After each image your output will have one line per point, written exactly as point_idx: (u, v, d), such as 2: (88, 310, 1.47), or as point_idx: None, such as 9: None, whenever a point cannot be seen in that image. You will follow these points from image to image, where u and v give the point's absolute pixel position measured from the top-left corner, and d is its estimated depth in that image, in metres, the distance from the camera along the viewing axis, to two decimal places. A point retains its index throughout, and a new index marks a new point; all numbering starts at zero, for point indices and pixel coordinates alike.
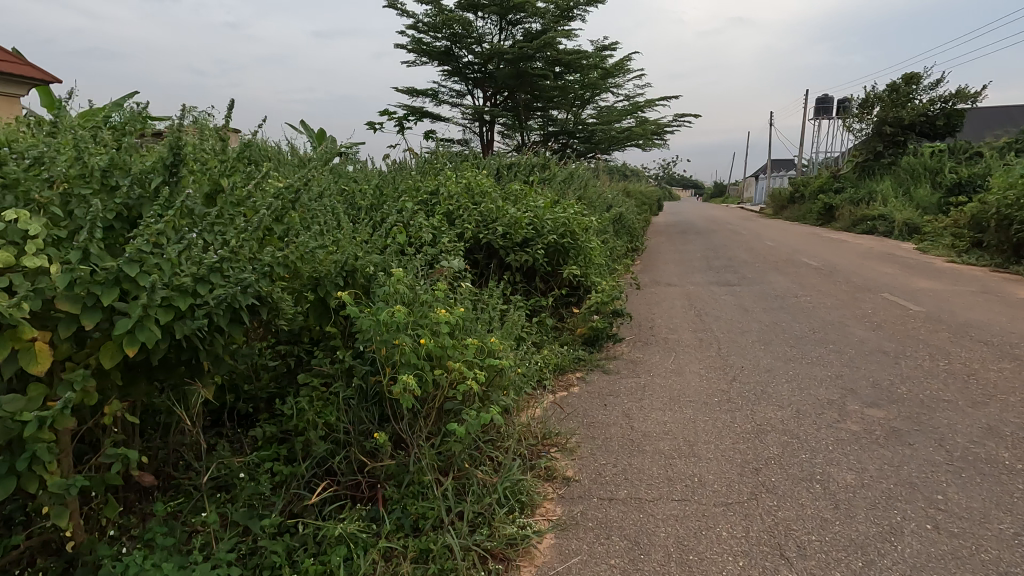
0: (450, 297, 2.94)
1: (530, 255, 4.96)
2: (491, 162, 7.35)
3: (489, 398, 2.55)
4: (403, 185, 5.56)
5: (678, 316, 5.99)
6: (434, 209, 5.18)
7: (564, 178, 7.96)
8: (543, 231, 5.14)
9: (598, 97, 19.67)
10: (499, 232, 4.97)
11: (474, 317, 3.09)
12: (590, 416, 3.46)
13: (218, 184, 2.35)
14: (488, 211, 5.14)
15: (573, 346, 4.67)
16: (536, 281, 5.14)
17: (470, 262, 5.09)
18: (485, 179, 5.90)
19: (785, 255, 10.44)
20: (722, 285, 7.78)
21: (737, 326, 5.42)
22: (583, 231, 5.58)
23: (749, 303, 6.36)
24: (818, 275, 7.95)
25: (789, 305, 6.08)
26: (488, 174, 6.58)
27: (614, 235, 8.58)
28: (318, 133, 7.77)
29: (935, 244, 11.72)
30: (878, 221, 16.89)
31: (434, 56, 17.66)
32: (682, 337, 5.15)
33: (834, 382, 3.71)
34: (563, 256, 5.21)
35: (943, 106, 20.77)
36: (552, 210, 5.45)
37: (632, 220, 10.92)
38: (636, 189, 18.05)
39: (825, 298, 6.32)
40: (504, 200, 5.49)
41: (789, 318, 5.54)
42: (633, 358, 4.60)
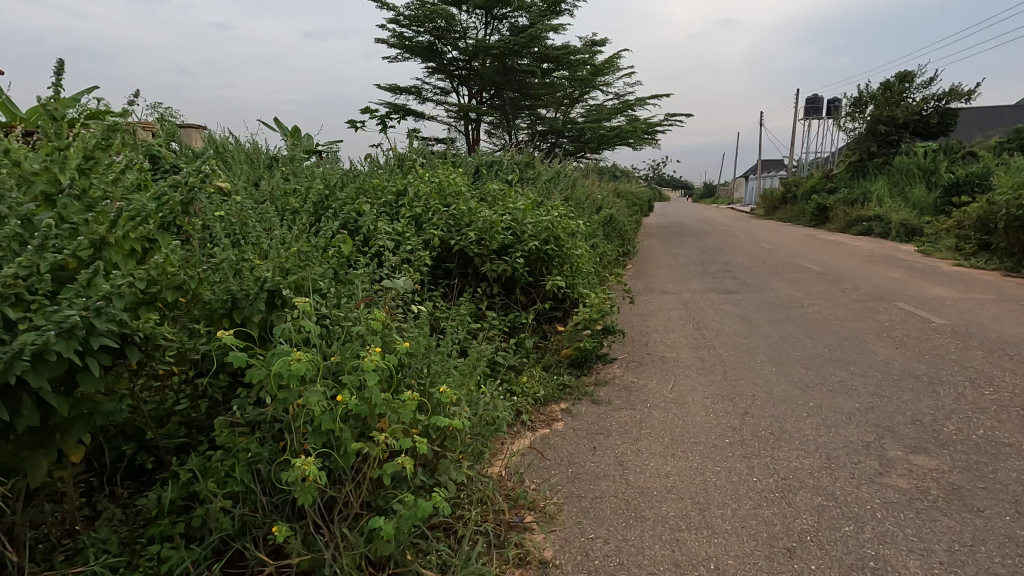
0: (395, 328, 2.28)
1: (507, 264, 4.34)
2: (470, 159, 6.72)
3: (437, 471, 1.93)
4: (365, 184, 4.93)
5: (676, 329, 5.41)
6: (399, 212, 4.55)
7: (550, 177, 7.34)
8: (524, 236, 4.52)
9: (587, 95, 19.15)
10: (472, 237, 4.35)
11: (428, 352, 2.43)
12: (575, 465, 2.85)
13: (55, 181, 1.88)
14: (461, 214, 4.51)
15: (558, 369, 4.07)
16: (516, 294, 4.52)
17: (441, 272, 4.47)
18: (460, 178, 5.28)
19: (785, 259, 9.89)
20: (721, 292, 7.22)
21: (742, 341, 4.84)
22: (570, 235, 4.97)
23: (753, 314, 5.79)
24: (823, 281, 7.40)
25: (798, 317, 5.51)
26: (465, 173, 5.95)
27: (604, 238, 7.97)
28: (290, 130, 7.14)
29: (938, 247, 11.25)
30: (874, 222, 16.46)
31: (417, 52, 17.05)
32: (681, 356, 4.57)
33: (865, 417, 3.14)
34: (546, 265, 4.60)
35: (937, 104, 20.41)
36: (534, 212, 4.82)
37: (623, 221, 10.35)
38: (627, 190, 17.50)
39: (836, 308, 5.76)
40: (479, 202, 4.88)
41: (800, 332, 4.97)
42: (626, 384, 4.00)
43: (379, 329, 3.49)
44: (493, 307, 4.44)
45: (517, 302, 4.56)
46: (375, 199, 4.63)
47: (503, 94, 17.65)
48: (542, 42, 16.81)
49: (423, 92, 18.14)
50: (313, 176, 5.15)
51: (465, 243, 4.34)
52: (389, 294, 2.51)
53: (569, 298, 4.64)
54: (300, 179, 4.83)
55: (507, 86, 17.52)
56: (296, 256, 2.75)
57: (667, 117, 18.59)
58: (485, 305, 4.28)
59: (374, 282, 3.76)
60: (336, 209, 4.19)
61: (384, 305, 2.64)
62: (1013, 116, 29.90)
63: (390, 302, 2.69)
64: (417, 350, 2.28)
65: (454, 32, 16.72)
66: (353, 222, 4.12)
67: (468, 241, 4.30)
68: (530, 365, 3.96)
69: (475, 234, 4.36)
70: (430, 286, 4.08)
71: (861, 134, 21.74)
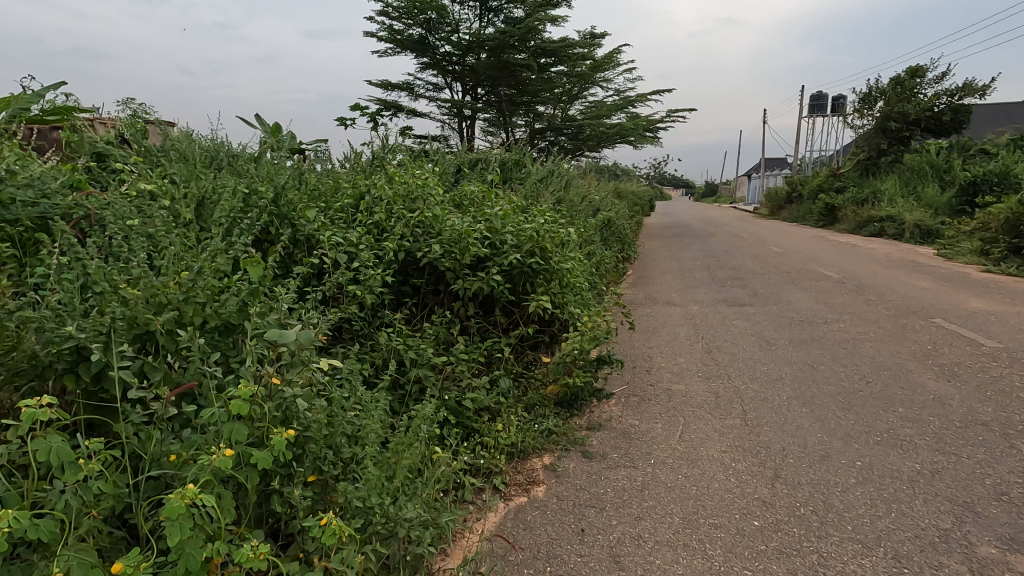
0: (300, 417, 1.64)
1: (480, 280, 3.65)
2: (451, 157, 6.02)
3: None
4: (321, 187, 4.26)
5: (684, 352, 4.70)
6: (357, 219, 3.88)
7: (541, 178, 6.64)
8: (503, 246, 3.83)
9: (586, 91, 18.46)
10: (437, 247, 3.66)
11: (345, 444, 1.81)
12: (555, 562, 2.15)
13: None
14: (427, 218, 3.83)
15: (543, 410, 3.39)
16: (495, 316, 3.83)
17: (402, 292, 3.83)
18: (433, 178, 4.57)
19: (798, 265, 9.18)
20: (732, 304, 6.51)
21: (762, 368, 4.15)
22: (562, 244, 4.26)
23: (771, 333, 5.09)
24: (844, 292, 6.68)
25: (823, 337, 4.81)
26: (442, 174, 5.25)
27: (602, 244, 7.27)
28: (273, 129, 6.50)
29: (960, 250, 10.54)
30: (887, 223, 15.73)
31: (409, 46, 16.36)
32: (691, 389, 3.88)
33: (933, 487, 2.44)
34: (529, 280, 3.90)
35: (950, 100, 19.66)
36: (517, 217, 4.11)
37: (624, 224, 9.66)
38: (628, 190, 16.76)
39: (865, 327, 5.05)
40: (453, 206, 4.18)
41: (828, 357, 4.28)
42: (624, 428, 3.31)
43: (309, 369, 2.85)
44: (464, 334, 3.77)
45: (495, 326, 3.87)
46: (328, 206, 3.97)
47: (498, 90, 16.97)
48: (538, 35, 16.09)
49: (416, 88, 17.47)
50: (263, 174, 4.48)
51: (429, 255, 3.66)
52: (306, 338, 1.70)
53: (559, 318, 3.95)
54: (244, 180, 4.17)
55: (502, 81, 16.81)
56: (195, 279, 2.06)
57: (669, 113, 17.87)
58: (455, 331, 3.60)
59: (308, 313, 3.14)
60: (278, 216, 3.58)
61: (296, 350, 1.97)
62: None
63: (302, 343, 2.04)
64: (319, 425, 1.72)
65: (446, 25, 16.02)
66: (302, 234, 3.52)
67: (436, 252, 3.59)
68: (509, 405, 3.28)
69: (440, 241, 3.69)
70: (387, 313, 3.43)
71: (871, 131, 21.00)
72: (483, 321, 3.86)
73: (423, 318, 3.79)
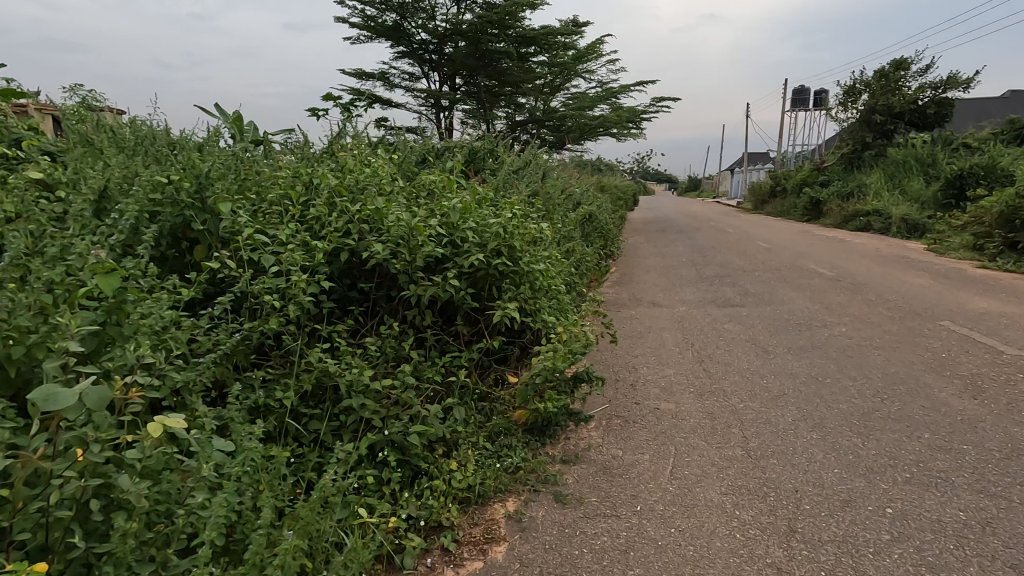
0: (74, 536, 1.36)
1: (434, 285, 3.12)
2: (415, 145, 5.44)
3: None
4: (256, 177, 3.70)
5: (672, 362, 4.21)
6: (293, 215, 3.33)
7: (515, 169, 6.10)
8: (461, 244, 3.29)
9: (568, 82, 17.92)
10: (382, 245, 3.10)
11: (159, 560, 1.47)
12: None
13: None
14: (366, 206, 3.22)
15: (510, 439, 2.85)
16: (456, 325, 3.30)
17: (344, 301, 3.32)
18: (388, 167, 4.01)
19: (789, 261, 8.76)
20: (722, 304, 6.04)
21: (761, 382, 3.67)
22: (534, 242, 3.72)
23: (767, 339, 4.62)
24: (841, 290, 6.26)
25: (825, 345, 4.35)
26: (401, 163, 4.68)
27: (582, 240, 6.76)
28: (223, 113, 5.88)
29: (951, 245, 10.24)
30: (873, 217, 15.47)
31: (383, 33, 15.65)
32: (682, 407, 3.39)
33: (987, 547, 1.97)
34: (493, 284, 3.36)
35: (934, 93, 19.49)
36: (482, 210, 3.57)
37: (606, 219, 9.15)
38: (611, 183, 16.28)
39: (869, 331, 4.61)
40: (408, 198, 3.62)
41: (834, 368, 3.81)
42: (605, 462, 2.80)
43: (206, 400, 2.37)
44: (418, 347, 3.24)
45: (455, 338, 3.34)
46: (257, 199, 3.45)
47: (477, 80, 16.35)
48: (517, 22, 15.47)
49: (392, 78, 16.78)
50: (191, 160, 3.90)
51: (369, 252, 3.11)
52: (97, 400, 1.44)
53: (529, 328, 3.43)
54: (164, 168, 3.60)
55: (481, 70, 16.19)
56: (5, 291, 1.59)
57: (653, 104, 17.41)
58: (407, 345, 3.07)
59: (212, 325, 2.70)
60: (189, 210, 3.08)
61: (123, 396, 1.63)
62: (999, 107, 29.40)
63: (142, 381, 1.69)
64: (130, 514, 1.45)
65: (421, 11, 15.33)
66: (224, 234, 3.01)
67: (381, 248, 3.01)
68: (467, 434, 2.76)
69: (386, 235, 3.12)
70: (320, 328, 2.91)
71: (855, 125, 20.80)
72: (441, 332, 3.33)
73: (370, 330, 3.27)
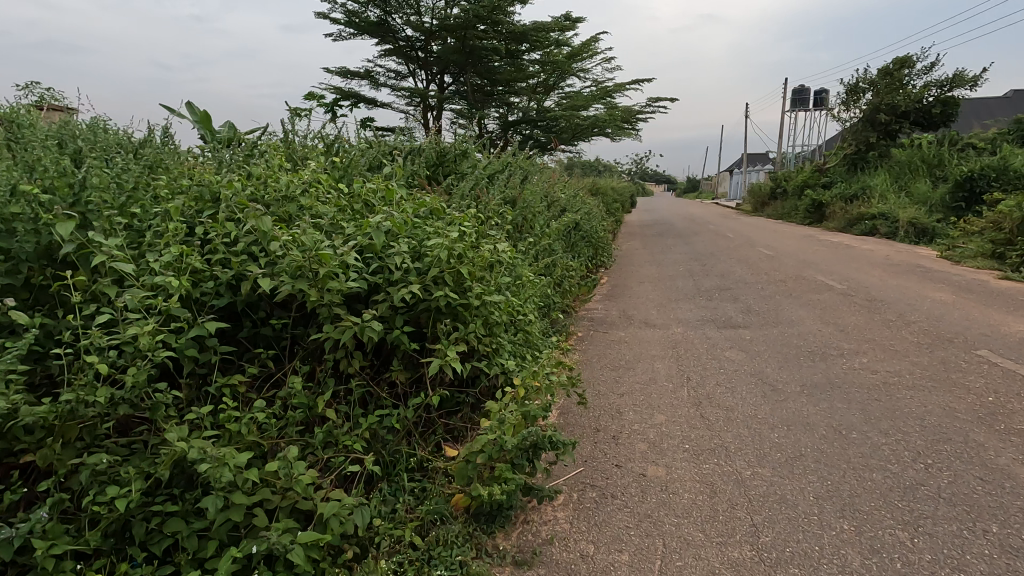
0: None
1: (352, 325, 2.45)
2: (371, 147, 4.78)
3: None
4: (154, 188, 3.04)
5: (663, 407, 3.52)
6: (188, 235, 2.67)
7: (487, 174, 5.41)
8: (390, 271, 2.60)
9: (561, 80, 17.28)
10: (282, 272, 2.41)
11: None
12: None
13: None
14: (261, 219, 2.46)
15: (445, 532, 2.17)
16: (388, 374, 2.63)
17: (253, 340, 2.72)
18: (320, 174, 3.35)
19: (794, 272, 8.09)
20: (722, 326, 5.36)
21: (772, 437, 2.99)
22: (493, 265, 3.04)
23: (776, 373, 3.95)
24: (855, 309, 5.59)
25: (846, 383, 3.67)
26: (344, 169, 4.00)
27: (566, 252, 6.09)
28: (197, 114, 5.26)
29: (966, 252, 9.59)
30: (880, 221, 14.81)
31: (367, 30, 15.00)
32: (671, 473, 2.72)
33: None
34: (436, 320, 2.70)
35: (940, 91, 18.87)
36: (426, 226, 2.89)
37: (597, 225, 8.48)
38: (606, 186, 15.59)
39: (895, 365, 3.94)
40: (337, 210, 2.95)
41: (859, 417, 3.14)
42: (572, 566, 2.11)
43: (7, 502, 1.77)
44: (342, 398, 2.59)
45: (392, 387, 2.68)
46: (147, 216, 2.80)
47: (465, 78, 15.69)
48: (507, 18, 14.80)
49: (377, 76, 16.11)
50: (83, 164, 3.25)
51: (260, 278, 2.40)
52: None
53: (484, 374, 2.78)
54: (39, 173, 2.95)
55: (469, 68, 15.51)
56: None
57: (650, 103, 16.74)
58: (321, 403, 2.42)
59: (54, 389, 2.12)
60: (43, 234, 2.46)
61: None
62: (1001, 107, 28.84)
63: None
64: None
65: (407, 6, 14.66)
66: (92, 265, 2.38)
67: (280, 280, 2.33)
68: (387, 529, 2.10)
69: (286, 257, 2.41)
70: (210, 390, 2.32)
71: (858, 124, 20.16)
72: (374, 378, 2.68)
73: (284, 377, 2.64)
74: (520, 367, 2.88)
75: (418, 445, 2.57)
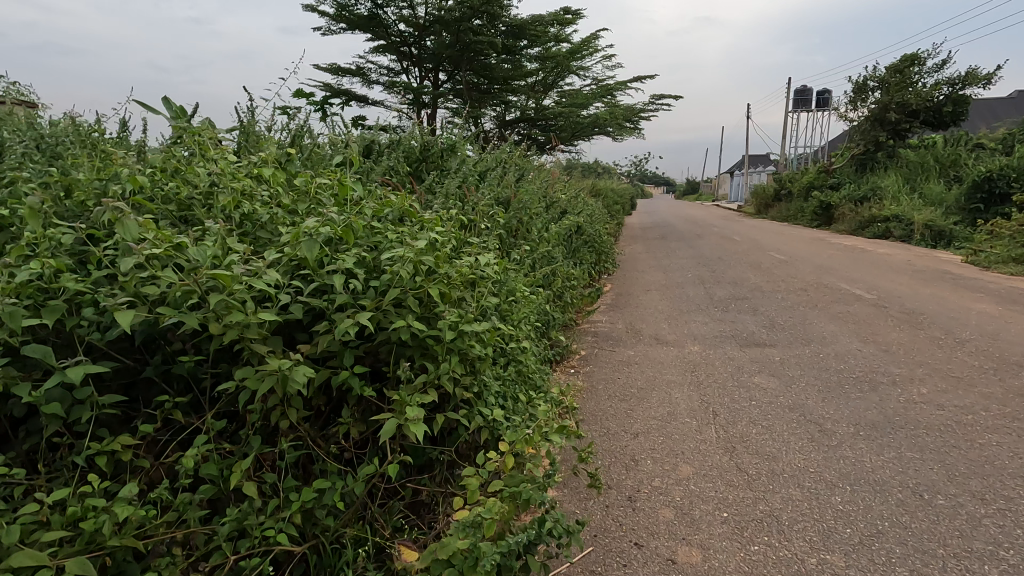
0: None
1: (277, 369, 1.80)
2: (340, 140, 4.12)
3: None
4: (44, 182, 2.37)
5: (688, 455, 2.86)
6: (67, 243, 2.00)
7: (479, 172, 4.74)
8: (332, 294, 1.93)
9: (560, 78, 16.65)
10: (167, 299, 1.74)
11: None
12: None
13: None
14: (125, 221, 1.82)
15: None
16: (333, 431, 1.98)
17: (166, 378, 2.06)
18: (263, 168, 2.68)
19: (814, 279, 7.43)
20: (745, 344, 4.70)
21: (835, 502, 2.35)
22: (476, 283, 2.37)
23: (820, 408, 3.29)
24: (894, 324, 4.94)
25: (910, 423, 3.02)
26: (301, 163, 3.33)
27: (566, 259, 5.42)
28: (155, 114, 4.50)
29: (994, 257, 8.97)
30: (892, 223, 14.20)
31: (358, 24, 14.36)
32: (711, 558, 2.07)
33: None
34: (399, 356, 2.04)
35: (951, 90, 18.29)
36: (387, 230, 2.22)
37: (600, 228, 7.83)
38: (606, 187, 14.96)
39: (964, 399, 3.29)
40: (273, 211, 2.29)
41: (940, 475, 2.50)
42: None
43: None
44: (274, 462, 1.95)
45: (344, 445, 2.03)
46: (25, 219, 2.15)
47: (460, 75, 15.06)
48: (504, 12, 14.17)
49: (368, 73, 15.43)
50: None
51: (129, 305, 1.72)
52: None
53: (463, 427, 2.12)
54: None
55: (464, 64, 14.86)
56: None
57: (652, 101, 16.11)
58: (236, 476, 1.79)
59: None
60: None
61: None
62: (1007, 107, 28.33)
63: None
64: None
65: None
66: None
67: (161, 312, 1.67)
68: None
69: (159, 276, 1.72)
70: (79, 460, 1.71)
71: (866, 124, 19.56)
72: (322, 431, 2.05)
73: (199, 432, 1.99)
74: (511, 420, 2.22)
75: (376, 524, 1.95)
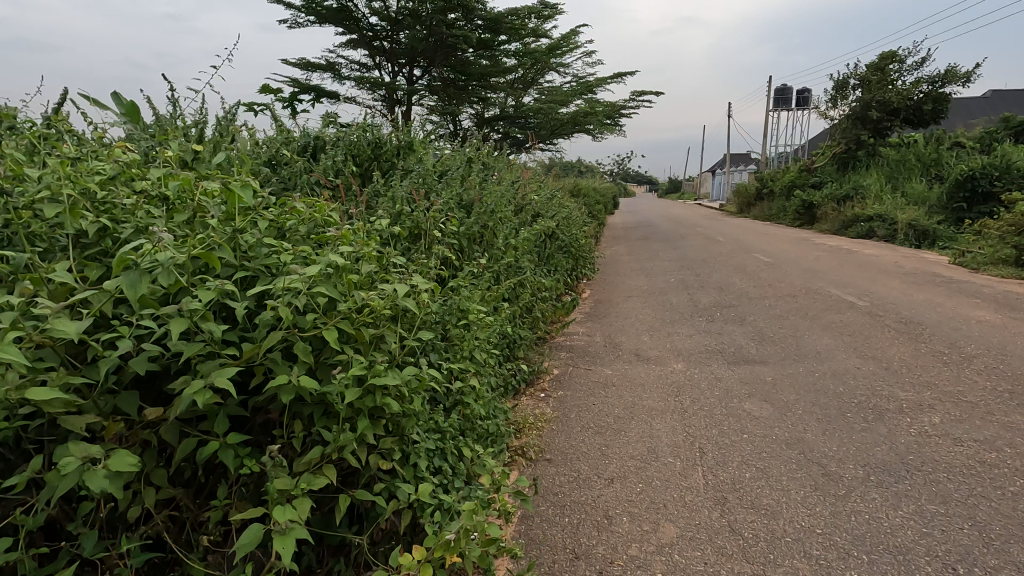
0: None
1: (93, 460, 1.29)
2: (272, 139, 3.59)
3: None
4: None
5: (672, 511, 2.39)
6: None
7: (438, 172, 4.24)
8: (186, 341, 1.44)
9: (539, 74, 16.20)
10: None
11: None
12: None
13: None
14: None
15: None
16: (204, 518, 1.51)
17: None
18: (141, 169, 2.14)
19: (802, 284, 7.07)
20: (733, 360, 4.28)
21: None
22: (401, 316, 1.86)
23: (822, 444, 2.86)
24: (892, 337, 4.55)
25: (927, 464, 2.60)
26: (214, 164, 2.80)
27: (538, 268, 4.96)
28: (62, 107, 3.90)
29: (983, 259, 8.70)
30: (875, 223, 13.99)
31: (328, 17, 13.71)
32: None
33: None
34: (294, 417, 1.58)
35: (931, 88, 18.21)
36: (276, 250, 1.73)
37: (577, 231, 7.38)
38: (587, 188, 14.53)
39: (983, 431, 2.88)
40: (134, 224, 1.76)
41: (974, 538, 2.07)
42: None
43: None
44: (126, 556, 1.49)
45: (225, 530, 1.58)
46: None
47: (435, 72, 14.51)
48: (480, 5, 13.65)
49: (340, 69, 14.79)
50: None
51: None
52: None
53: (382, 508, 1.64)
54: None
55: (439, 60, 14.30)
56: None
57: (634, 99, 15.72)
58: None
59: None
60: None
61: None
62: (981, 107, 28.55)
63: None
64: None
65: None
66: None
67: None
68: None
69: None
70: None
71: (847, 122, 19.41)
72: (199, 510, 1.60)
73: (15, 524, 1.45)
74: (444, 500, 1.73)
75: None
